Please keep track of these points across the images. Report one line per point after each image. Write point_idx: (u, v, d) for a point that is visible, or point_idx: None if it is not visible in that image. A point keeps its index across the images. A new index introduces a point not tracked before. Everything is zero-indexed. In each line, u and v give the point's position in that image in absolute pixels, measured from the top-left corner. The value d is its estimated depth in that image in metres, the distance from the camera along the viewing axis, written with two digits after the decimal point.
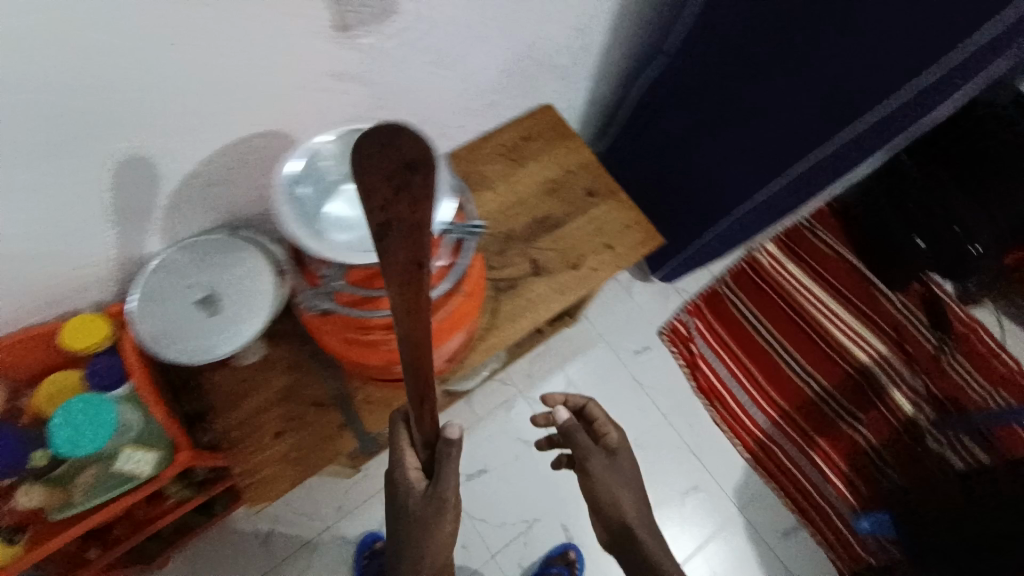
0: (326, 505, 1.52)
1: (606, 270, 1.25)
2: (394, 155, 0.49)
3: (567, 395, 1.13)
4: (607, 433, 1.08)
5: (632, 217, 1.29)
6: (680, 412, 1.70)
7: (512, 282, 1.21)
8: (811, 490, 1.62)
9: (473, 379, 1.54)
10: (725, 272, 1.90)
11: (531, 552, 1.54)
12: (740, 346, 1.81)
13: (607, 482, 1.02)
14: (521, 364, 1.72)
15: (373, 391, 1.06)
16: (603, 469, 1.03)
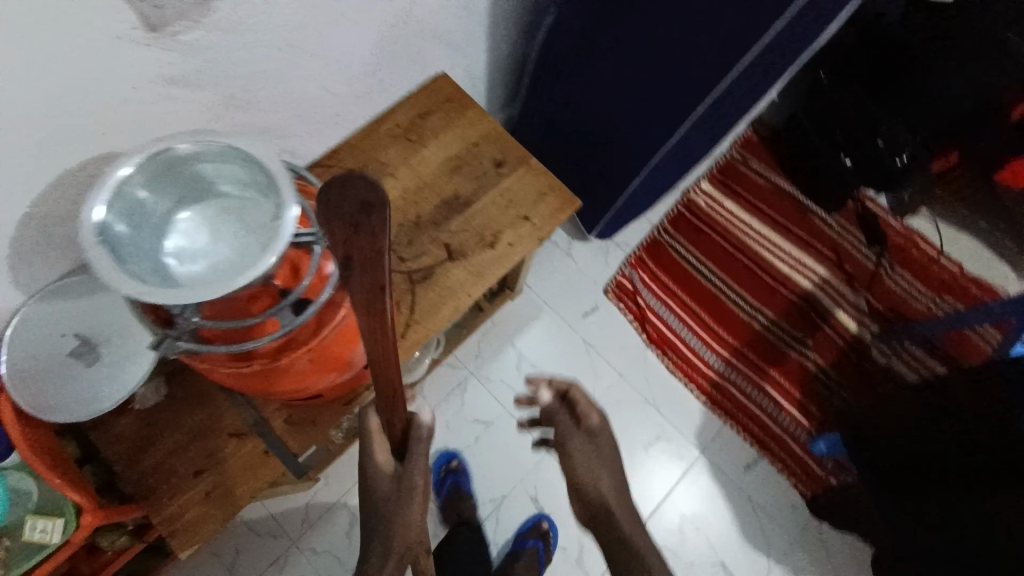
0: (290, 520, 1.48)
1: (524, 243, 1.19)
2: (347, 210, 0.69)
3: (551, 378, 0.97)
4: (589, 418, 0.93)
5: (546, 182, 1.23)
6: (633, 367, 1.69)
7: (426, 272, 1.14)
8: (767, 422, 1.64)
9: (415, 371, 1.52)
10: (663, 218, 1.86)
11: (505, 530, 1.53)
12: (686, 292, 1.79)
13: (587, 466, 0.89)
14: (468, 345, 1.67)
15: (294, 411, 1.00)
16: (583, 454, 0.90)
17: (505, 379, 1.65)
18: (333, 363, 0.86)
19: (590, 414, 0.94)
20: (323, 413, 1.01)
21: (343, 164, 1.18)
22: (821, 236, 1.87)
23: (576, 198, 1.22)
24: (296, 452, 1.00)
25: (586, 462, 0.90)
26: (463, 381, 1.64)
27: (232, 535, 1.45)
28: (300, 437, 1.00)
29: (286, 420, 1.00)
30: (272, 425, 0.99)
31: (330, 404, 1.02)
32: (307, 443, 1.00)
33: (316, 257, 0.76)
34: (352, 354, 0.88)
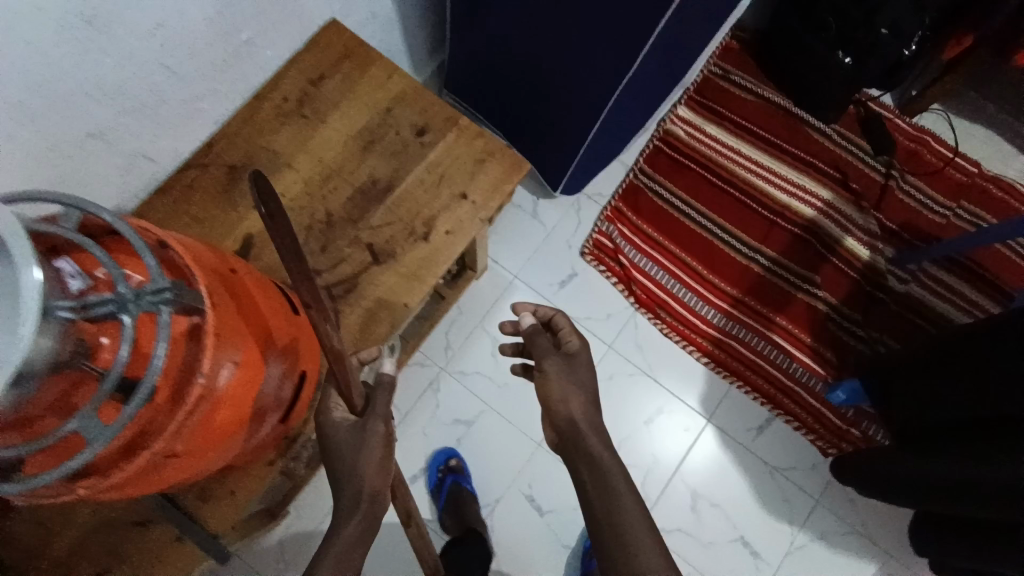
0: (261, 560, 1.31)
1: (466, 228, 0.95)
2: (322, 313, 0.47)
3: (536, 306, 0.87)
4: (571, 343, 0.82)
5: (483, 147, 0.98)
6: (624, 336, 1.50)
7: (348, 282, 0.91)
8: (778, 376, 1.48)
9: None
10: (638, 158, 1.61)
11: (549, 537, 1.38)
12: (674, 240, 1.56)
13: (559, 383, 0.77)
14: (436, 339, 1.48)
15: (210, 483, 0.84)
16: (558, 374, 0.77)
17: (482, 370, 1.46)
18: (227, 429, 0.65)
19: (573, 336, 0.82)
20: (243, 478, 0.84)
21: (223, 162, 0.93)
22: (819, 153, 1.64)
23: (525, 161, 0.99)
24: (218, 531, 0.84)
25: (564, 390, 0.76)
26: (435, 380, 1.45)
27: None
28: (220, 511, 0.84)
29: (198, 495, 0.83)
30: (185, 505, 0.83)
31: (252, 467, 0.85)
32: (230, 518, 0.84)
33: (129, 322, 0.53)
34: (250, 411, 0.68)
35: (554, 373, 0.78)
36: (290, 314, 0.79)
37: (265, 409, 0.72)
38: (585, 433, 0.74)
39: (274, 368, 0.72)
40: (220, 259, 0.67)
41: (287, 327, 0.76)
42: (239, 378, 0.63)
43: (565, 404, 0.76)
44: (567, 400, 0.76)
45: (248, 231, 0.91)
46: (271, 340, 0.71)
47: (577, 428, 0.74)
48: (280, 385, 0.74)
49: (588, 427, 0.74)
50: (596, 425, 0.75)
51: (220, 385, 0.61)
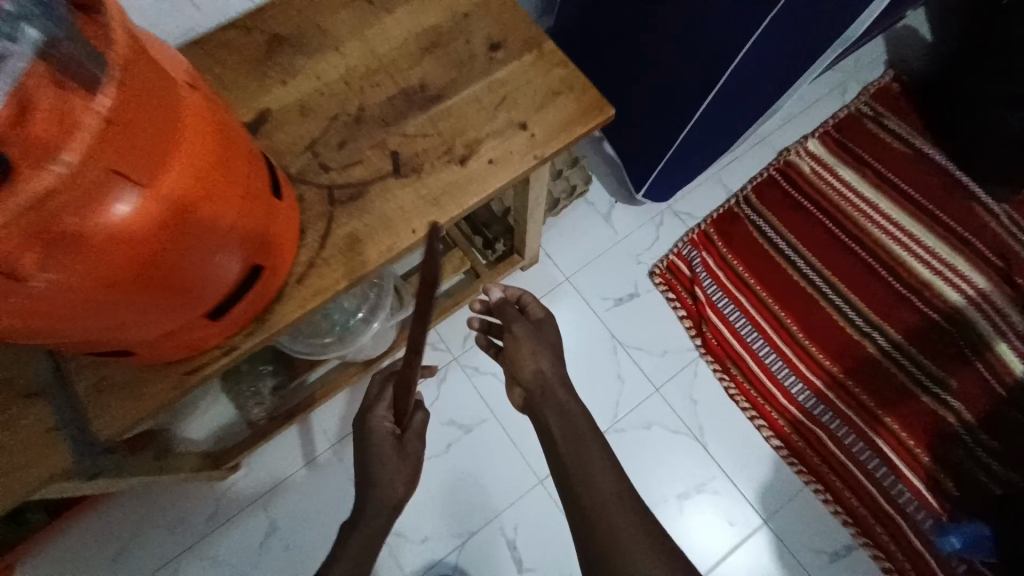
0: (194, 513, 1.12)
1: (513, 162, 0.75)
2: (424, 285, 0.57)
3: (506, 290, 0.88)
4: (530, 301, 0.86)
5: (562, 79, 0.78)
6: (678, 382, 1.21)
7: (354, 188, 0.74)
8: (872, 490, 1.12)
9: (369, 335, 1.06)
10: (746, 185, 1.36)
11: None
12: (769, 288, 1.28)
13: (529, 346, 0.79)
14: (456, 325, 1.26)
15: (115, 372, 0.67)
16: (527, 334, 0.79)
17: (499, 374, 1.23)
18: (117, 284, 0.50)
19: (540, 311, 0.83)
20: (149, 379, 0.67)
21: (269, 27, 0.81)
22: (980, 231, 1.30)
23: (611, 108, 0.77)
24: (98, 437, 0.65)
25: (530, 344, 0.79)
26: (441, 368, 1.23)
27: (126, 515, 1.12)
28: (116, 413, 0.66)
29: (99, 384, 0.66)
30: (77, 389, 0.66)
31: (162, 368, 0.67)
32: (117, 424, 0.66)
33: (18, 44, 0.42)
34: (158, 277, 0.52)
35: (523, 337, 0.79)
36: (268, 192, 0.63)
37: (188, 288, 0.56)
38: (553, 383, 0.77)
39: (217, 239, 0.55)
40: (186, 69, 0.54)
41: (256, 202, 0.60)
42: (147, 218, 0.48)
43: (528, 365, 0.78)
44: (535, 358, 0.78)
45: (265, 106, 0.77)
46: (223, 201, 0.55)
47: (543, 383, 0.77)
48: (221, 266, 0.58)
49: (557, 379, 0.77)
50: (563, 380, 0.78)
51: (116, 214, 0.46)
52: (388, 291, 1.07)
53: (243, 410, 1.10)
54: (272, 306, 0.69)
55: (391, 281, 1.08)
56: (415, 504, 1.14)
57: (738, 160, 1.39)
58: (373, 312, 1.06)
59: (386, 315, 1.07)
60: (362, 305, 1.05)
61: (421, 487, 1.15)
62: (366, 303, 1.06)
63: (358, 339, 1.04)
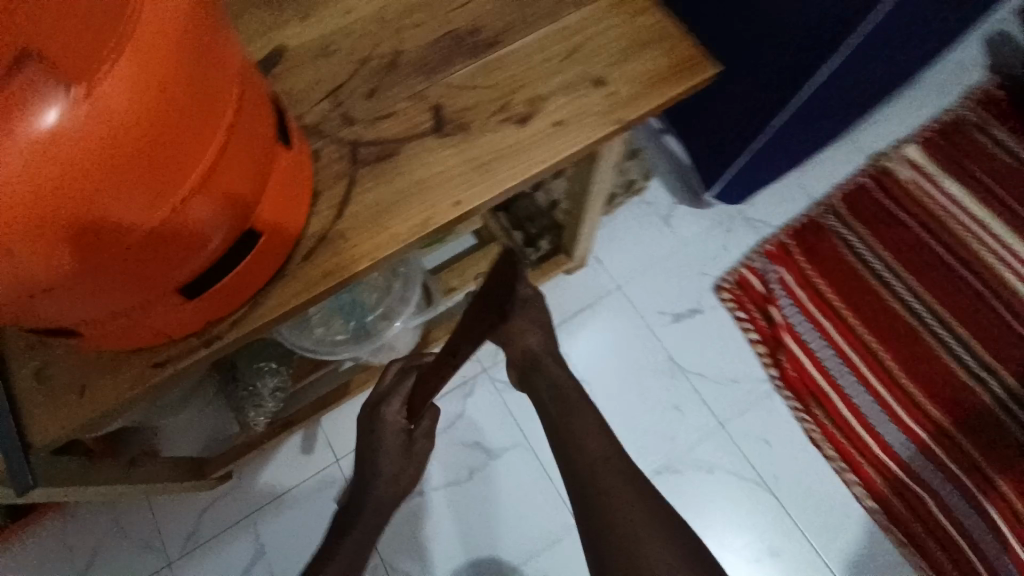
0: (174, 528, 0.97)
1: (582, 125, 0.58)
2: None
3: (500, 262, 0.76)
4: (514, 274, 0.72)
5: (652, 25, 0.61)
6: (748, 419, 1.04)
7: (383, 146, 0.58)
8: (976, 564, 0.94)
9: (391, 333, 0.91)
10: (832, 192, 1.17)
11: None
12: (860, 313, 1.09)
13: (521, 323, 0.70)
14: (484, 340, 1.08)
15: (61, 358, 0.51)
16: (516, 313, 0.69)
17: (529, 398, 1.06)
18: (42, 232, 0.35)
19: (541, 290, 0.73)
20: (102, 370, 0.51)
21: None
22: None
23: (717, 64, 0.60)
24: (32, 442, 0.50)
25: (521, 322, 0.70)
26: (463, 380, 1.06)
27: (97, 523, 0.97)
28: (56, 411, 0.50)
29: (39, 373, 0.51)
30: (12, 377, 0.51)
31: (120, 357, 0.51)
32: (57, 425, 0.50)
33: None
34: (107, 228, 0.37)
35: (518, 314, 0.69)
36: (271, 134, 0.48)
37: (151, 248, 0.40)
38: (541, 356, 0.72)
39: (193, 180, 0.40)
40: None
41: (251, 139, 0.44)
42: (83, 134, 0.34)
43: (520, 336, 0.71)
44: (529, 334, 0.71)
45: (282, 41, 0.62)
46: (202, 127, 0.39)
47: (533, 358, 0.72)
48: (200, 222, 0.42)
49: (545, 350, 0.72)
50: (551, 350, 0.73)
51: (42, 123, 0.33)
52: (416, 283, 0.92)
53: (239, 414, 0.93)
54: (270, 288, 0.54)
55: (418, 272, 0.92)
56: (394, 526, 0.99)
57: (823, 163, 1.19)
58: (398, 307, 0.91)
59: (412, 311, 0.91)
60: (386, 299, 0.91)
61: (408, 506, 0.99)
62: (391, 296, 0.91)
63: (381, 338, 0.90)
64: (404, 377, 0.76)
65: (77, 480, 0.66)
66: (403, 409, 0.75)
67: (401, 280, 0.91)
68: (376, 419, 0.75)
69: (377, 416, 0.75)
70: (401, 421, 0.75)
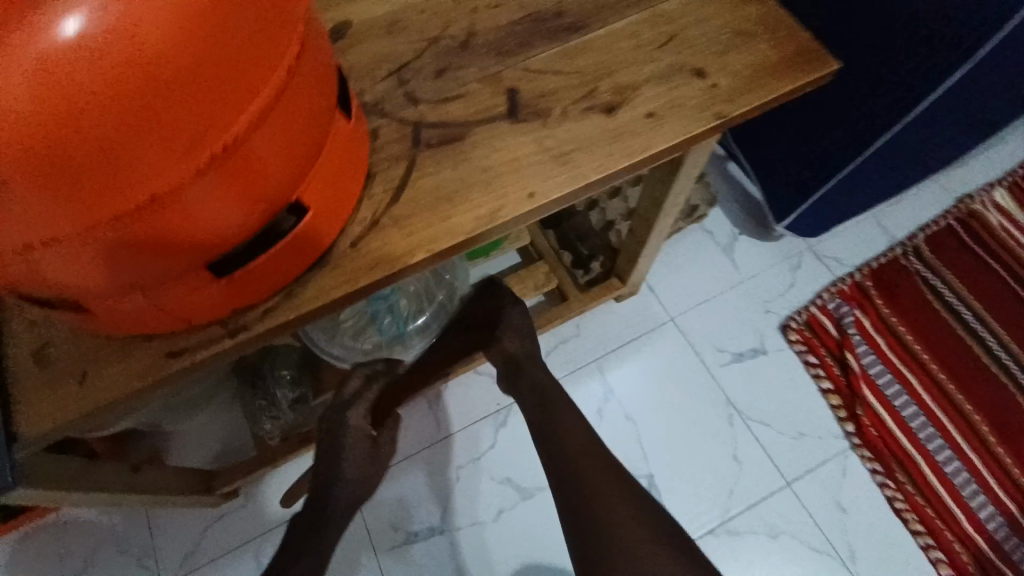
0: (172, 546, 0.88)
1: (677, 116, 0.51)
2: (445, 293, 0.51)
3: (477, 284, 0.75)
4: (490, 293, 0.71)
5: (758, 17, 0.54)
6: (817, 478, 0.92)
7: (450, 127, 0.52)
8: None
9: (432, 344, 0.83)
10: (914, 233, 1.07)
11: None
12: (947, 368, 0.98)
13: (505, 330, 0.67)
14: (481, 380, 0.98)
15: (64, 338, 0.44)
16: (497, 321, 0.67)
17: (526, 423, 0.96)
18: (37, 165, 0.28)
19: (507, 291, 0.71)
20: (109, 355, 0.43)
21: None
22: None
23: (833, 63, 0.53)
24: (18, 432, 0.42)
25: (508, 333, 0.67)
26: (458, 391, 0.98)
27: (89, 533, 0.89)
28: (51, 400, 0.43)
29: (37, 355, 0.43)
30: (5, 356, 0.43)
31: (132, 342, 0.44)
32: (49, 417, 0.42)
33: None
34: (117, 172, 0.29)
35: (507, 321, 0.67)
36: (332, 95, 0.41)
37: (169, 209, 0.32)
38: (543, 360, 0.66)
39: (232, 131, 0.32)
40: None
41: (308, 99, 0.37)
42: (107, 51, 0.27)
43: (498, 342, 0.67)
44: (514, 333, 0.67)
45: (346, 12, 0.57)
46: (254, 66, 0.32)
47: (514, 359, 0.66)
48: (233, 186, 0.35)
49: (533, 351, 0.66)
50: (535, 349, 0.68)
51: (61, 32, 0.27)
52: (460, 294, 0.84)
53: (253, 424, 0.86)
54: (312, 275, 0.46)
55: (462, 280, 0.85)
56: (365, 514, 0.90)
57: (904, 201, 1.10)
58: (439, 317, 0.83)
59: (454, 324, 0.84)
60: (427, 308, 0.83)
61: (383, 494, 0.91)
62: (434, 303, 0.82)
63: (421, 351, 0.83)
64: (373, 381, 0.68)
65: (72, 488, 0.59)
66: (368, 412, 0.66)
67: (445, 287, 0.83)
68: (339, 421, 0.65)
69: (340, 418, 0.65)
70: (365, 429, 0.65)
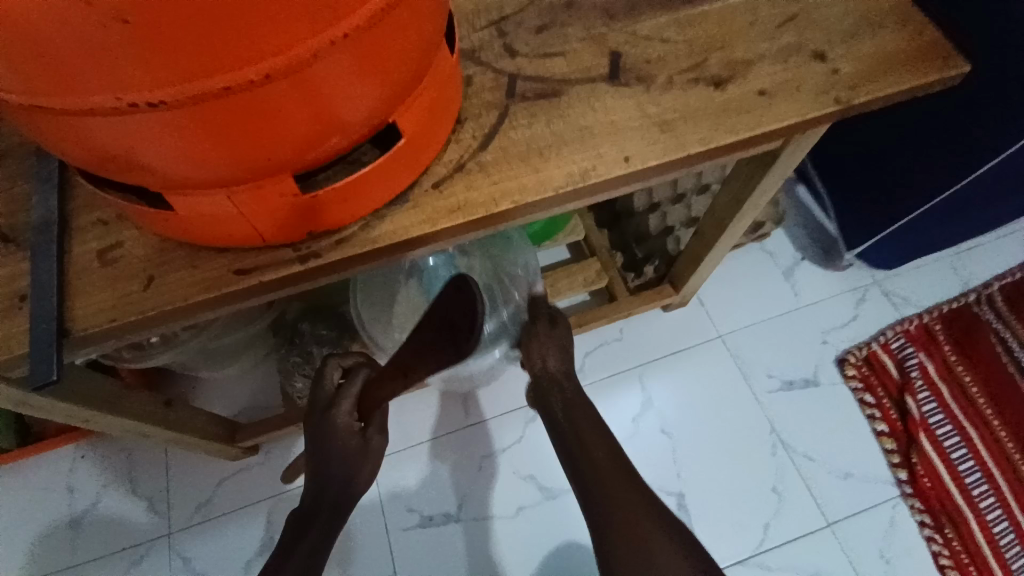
0: (184, 492, 0.86)
1: (788, 98, 0.48)
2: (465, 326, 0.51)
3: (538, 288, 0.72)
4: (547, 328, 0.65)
5: (888, 9, 0.51)
6: (860, 523, 0.86)
7: (548, 82, 0.49)
8: None
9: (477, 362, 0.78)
10: (992, 281, 1.00)
11: None
12: (1015, 430, 0.91)
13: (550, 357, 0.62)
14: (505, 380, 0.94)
15: (133, 240, 0.42)
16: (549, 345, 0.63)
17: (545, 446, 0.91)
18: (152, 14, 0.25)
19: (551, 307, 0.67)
20: (176, 264, 0.42)
21: None
22: None
23: (965, 64, 0.50)
24: (71, 328, 0.40)
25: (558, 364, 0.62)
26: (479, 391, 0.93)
27: (106, 467, 0.88)
28: (108, 299, 0.41)
29: (102, 251, 0.42)
30: (72, 252, 0.42)
31: (202, 252, 0.42)
32: (104, 316, 0.40)
33: None
34: (228, 43, 0.27)
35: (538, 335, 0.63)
36: (443, 21, 0.38)
37: (274, 93, 0.30)
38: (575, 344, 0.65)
39: (351, 22, 0.29)
40: None
41: (427, 10, 0.34)
42: None
43: (527, 358, 0.63)
44: (546, 351, 0.63)
45: None
46: None
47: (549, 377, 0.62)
48: (339, 84, 0.32)
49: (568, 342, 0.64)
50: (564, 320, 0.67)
51: None
52: (522, 320, 0.74)
53: (284, 380, 0.84)
54: (388, 212, 0.44)
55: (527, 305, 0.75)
56: (382, 489, 0.87)
57: (984, 247, 1.03)
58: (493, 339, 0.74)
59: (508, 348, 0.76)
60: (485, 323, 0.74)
61: (402, 472, 0.88)
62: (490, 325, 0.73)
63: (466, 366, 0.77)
64: (354, 372, 0.57)
65: (102, 411, 0.57)
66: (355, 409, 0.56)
67: (508, 306, 0.75)
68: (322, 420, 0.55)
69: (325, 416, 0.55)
70: (350, 423, 0.56)
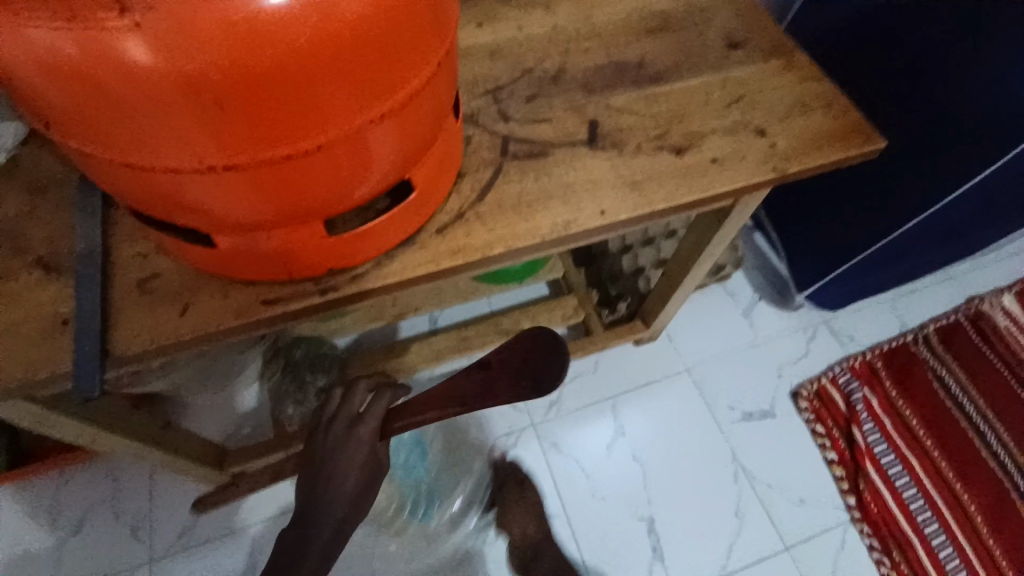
0: (168, 518, 0.88)
1: (735, 167, 0.57)
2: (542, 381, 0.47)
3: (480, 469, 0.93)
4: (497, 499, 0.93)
5: (817, 94, 0.62)
6: (816, 545, 0.93)
7: (534, 144, 0.58)
8: None
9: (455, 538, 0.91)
10: (927, 322, 1.12)
11: None
12: (950, 457, 1.00)
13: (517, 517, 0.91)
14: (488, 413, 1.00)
15: (170, 271, 0.48)
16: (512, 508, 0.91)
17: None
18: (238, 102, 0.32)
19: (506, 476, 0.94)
20: (210, 293, 0.47)
21: None
22: None
23: (880, 141, 0.60)
24: (111, 348, 0.45)
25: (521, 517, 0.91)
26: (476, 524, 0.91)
27: (90, 493, 0.88)
28: (147, 323, 0.46)
29: (142, 281, 0.47)
30: (114, 280, 0.47)
31: (233, 283, 0.48)
32: (142, 338, 0.45)
33: None
34: (292, 123, 0.34)
35: (510, 498, 0.86)
36: (452, 98, 0.46)
37: (322, 158, 0.37)
38: None
39: (387, 104, 0.37)
40: None
41: (442, 91, 0.42)
42: (306, 18, 0.31)
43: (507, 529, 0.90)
44: (523, 509, 0.89)
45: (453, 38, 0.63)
46: (417, 55, 0.36)
47: (528, 541, 0.90)
48: (373, 150, 0.39)
49: None
50: None
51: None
52: (487, 484, 0.94)
53: (275, 406, 0.87)
54: (399, 252, 0.51)
55: (490, 466, 0.96)
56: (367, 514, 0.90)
57: (918, 292, 1.16)
58: (465, 509, 0.91)
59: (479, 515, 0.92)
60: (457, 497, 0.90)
61: None
62: (462, 495, 0.90)
63: (435, 544, 0.90)
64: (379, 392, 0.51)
65: (112, 432, 0.61)
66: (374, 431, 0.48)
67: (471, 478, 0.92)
68: (335, 436, 0.48)
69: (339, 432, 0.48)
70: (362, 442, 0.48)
